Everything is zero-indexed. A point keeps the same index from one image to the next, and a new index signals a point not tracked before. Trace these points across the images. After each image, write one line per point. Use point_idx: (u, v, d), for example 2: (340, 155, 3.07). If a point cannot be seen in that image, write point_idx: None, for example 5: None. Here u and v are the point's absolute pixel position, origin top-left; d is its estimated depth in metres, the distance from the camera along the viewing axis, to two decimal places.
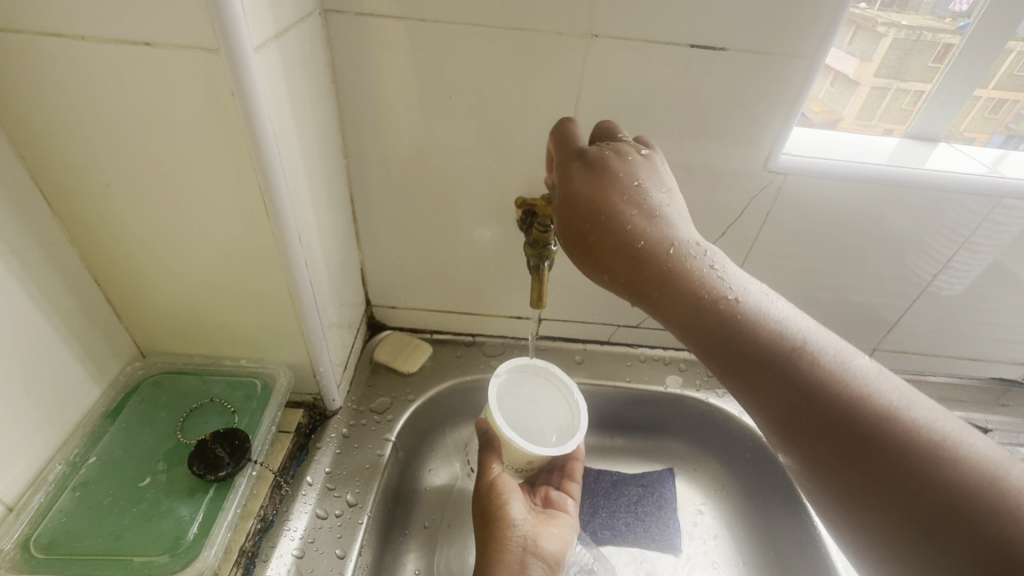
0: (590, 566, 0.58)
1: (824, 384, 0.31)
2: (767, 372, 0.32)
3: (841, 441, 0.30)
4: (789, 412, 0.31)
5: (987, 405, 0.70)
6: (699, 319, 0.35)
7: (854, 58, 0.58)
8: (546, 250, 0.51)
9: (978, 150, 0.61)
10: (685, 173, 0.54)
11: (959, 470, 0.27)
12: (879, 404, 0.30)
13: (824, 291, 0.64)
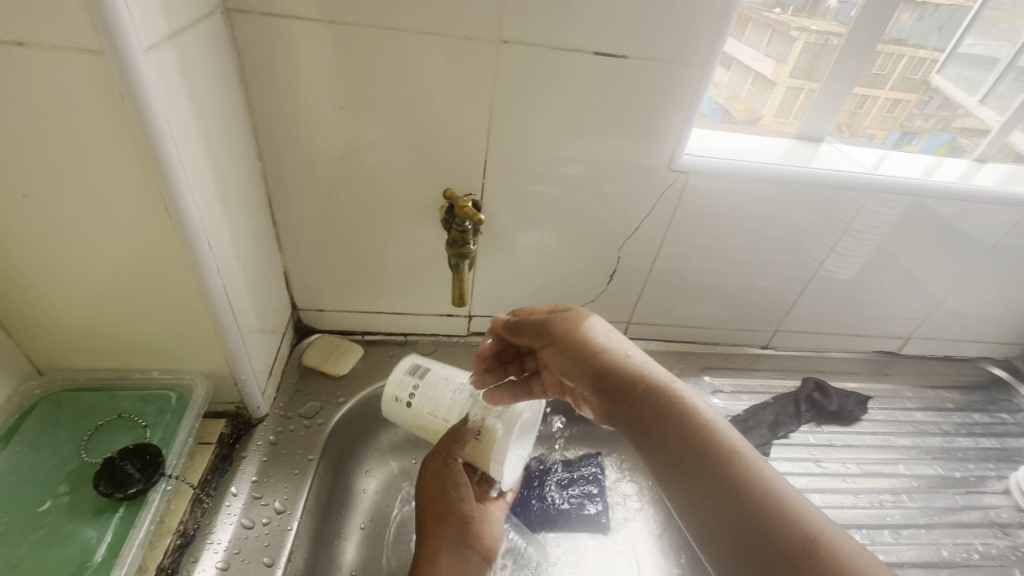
0: (523, 551, 0.61)
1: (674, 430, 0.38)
2: (637, 380, 0.42)
3: (690, 434, 0.38)
4: (709, 490, 0.35)
5: (871, 375, 0.79)
6: (615, 377, 0.43)
7: (771, 59, 0.65)
8: (466, 249, 0.52)
9: (864, 152, 0.69)
10: (598, 172, 0.57)
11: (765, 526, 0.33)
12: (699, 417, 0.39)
13: (734, 278, 0.69)
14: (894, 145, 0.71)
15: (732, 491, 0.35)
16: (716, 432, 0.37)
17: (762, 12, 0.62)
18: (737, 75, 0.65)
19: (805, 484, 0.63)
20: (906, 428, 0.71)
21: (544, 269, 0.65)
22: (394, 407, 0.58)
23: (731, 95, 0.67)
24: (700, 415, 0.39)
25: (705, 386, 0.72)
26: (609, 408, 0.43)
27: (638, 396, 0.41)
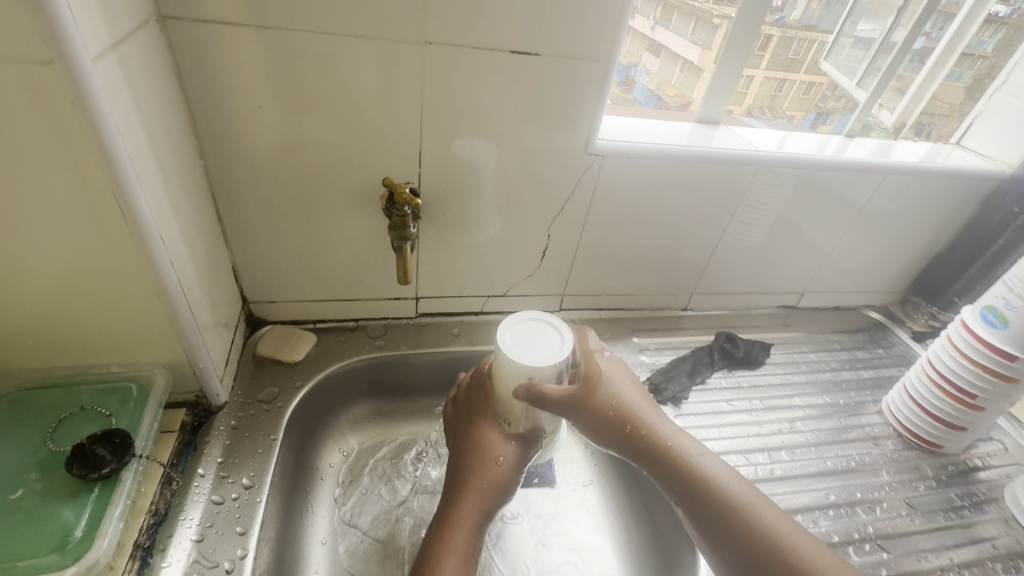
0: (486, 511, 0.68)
1: (702, 485, 0.53)
2: (675, 456, 0.55)
3: (722, 499, 0.52)
4: (730, 536, 0.51)
5: (775, 325, 0.91)
6: (659, 455, 0.56)
7: (697, 46, 0.74)
8: (407, 232, 0.56)
9: (765, 134, 0.79)
10: (523, 158, 0.63)
11: (763, 546, 0.49)
12: (719, 478, 0.53)
13: (655, 249, 0.78)
14: (811, 122, 0.85)
15: (752, 540, 0.50)
16: (737, 495, 0.52)
17: (687, 4, 0.72)
18: (665, 63, 0.76)
19: (718, 420, 0.71)
20: (803, 368, 0.83)
21: (482, 248, 0.71)
22: (519, 380, 0.52)
23: (664, 82, 0.78)
24: (726, 481, 0.53)
25: (634, 346, 0.81)
26: (652, 471, 0.57)
27: (666, 455, 0.56)
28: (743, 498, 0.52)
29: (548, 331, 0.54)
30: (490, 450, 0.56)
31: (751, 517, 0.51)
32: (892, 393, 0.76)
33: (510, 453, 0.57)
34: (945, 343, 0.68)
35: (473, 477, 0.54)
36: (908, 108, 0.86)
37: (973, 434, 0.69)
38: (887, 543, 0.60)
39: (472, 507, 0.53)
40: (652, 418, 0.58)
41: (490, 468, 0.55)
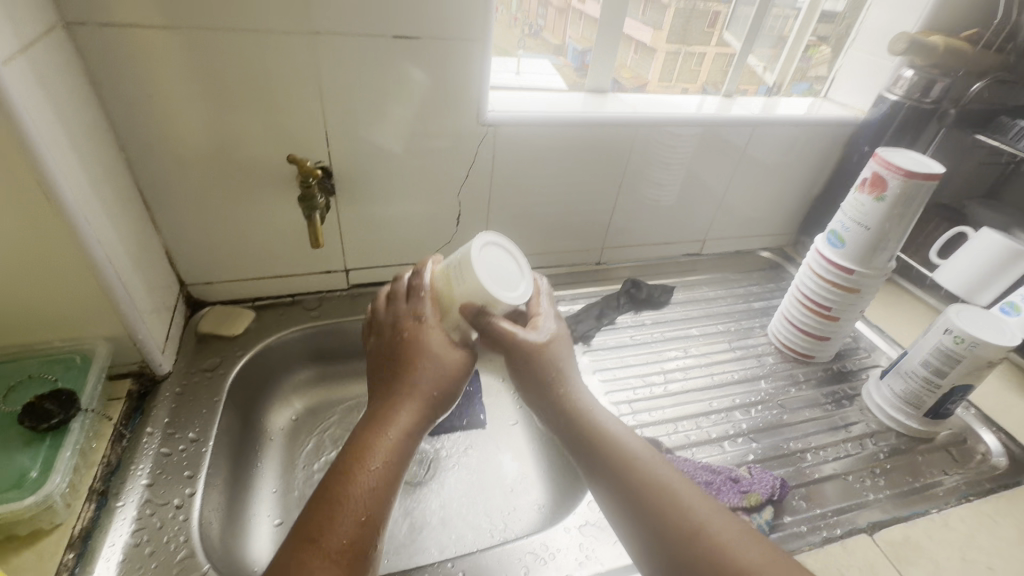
0: (425, 453, 0.76)
1: (630, 468, 0.51)
2: (600, 433, 0.54)
3: (630, 472, 0.51)
4: (652, 529, 0.48)
5: (681, 271, 1.01)
6: (585, 428, 0.54)
7: (649, 27, 0.89)
8: (315, 202, 0.63)
9: (676, 100, 0.90)
10: (422, 132, 0.71)
11: (688, 523, 0.46)
12: (646, 464, 0.51)
13: (561, 209, 0.87)
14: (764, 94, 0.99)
15: (655, 515, 0.48)
16: (645, 468, 0.51)
17: None
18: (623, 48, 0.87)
19: (622, 353, 0.81)
20: (703, 305, 0.93)
21: (401, 220, 0.79)
22: (472, 298, 0.53)
23: (621, 66, 0.90)
24: (655, 476, 0.50)
25: (551, 299, 0.90)
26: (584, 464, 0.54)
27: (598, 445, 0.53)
28: (656, 476, 0.50)
29: (524, 275, 0.57)
30: (430, 348, 0.53)
31: (657, 491, 0.49)
32: (773, 320, 0.87)
33: (450, 356, 0.53)
34: (803, 267, 0.79)
35: (410, 382, 0.51)
36: (790, 53, 0.96)
37: (836, 342, 0.80)
38: (757, 436, 0.70)
39: (405, 424, 0.49)
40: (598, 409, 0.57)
41: (428, 371, 0.52)
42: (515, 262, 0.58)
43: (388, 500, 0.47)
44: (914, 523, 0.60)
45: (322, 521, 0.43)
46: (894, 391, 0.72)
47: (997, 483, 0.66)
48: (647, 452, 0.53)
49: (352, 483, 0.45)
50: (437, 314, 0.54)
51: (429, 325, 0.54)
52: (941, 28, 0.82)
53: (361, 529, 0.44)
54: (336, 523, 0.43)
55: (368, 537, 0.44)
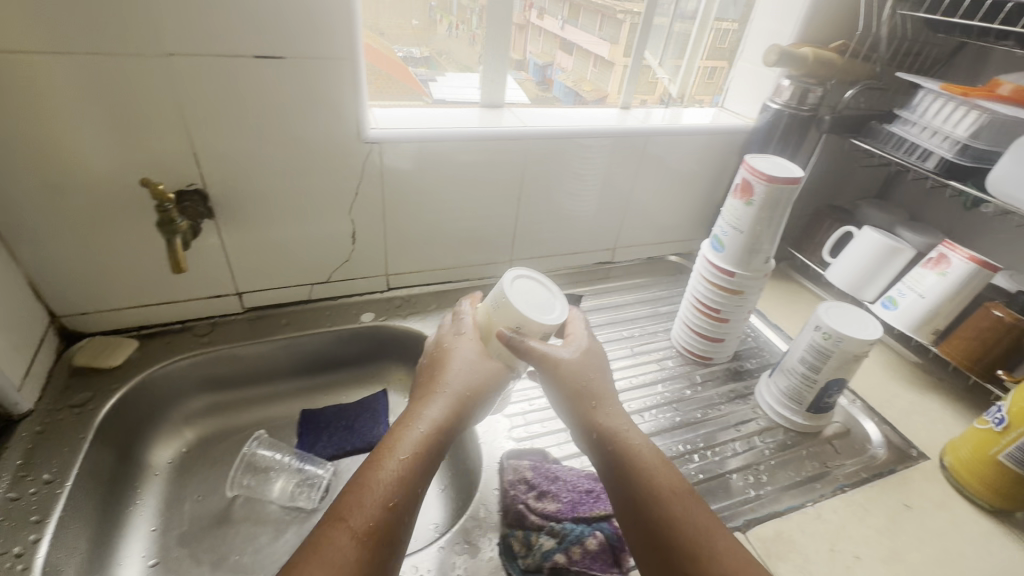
0: (320, 479, 0.74)
1: (666, 507, 0.48)
2: (634, 457, 0.52)
3: (657, 504, 0.49)
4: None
5: (593, 279, 1.03)
6: (623, 451, 0.52)
7: (607, 41, 0.96)
8: (175, 226, 0.61)
9: (575, 114, 0.93)
10: (302, 151, 0.70)
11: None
12: (682, 501, 0.49)
13: (462, 223, 0.87)
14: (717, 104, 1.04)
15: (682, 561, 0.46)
16: (677, 508, 0.48)
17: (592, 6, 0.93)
18: (580, 61, 0.97)
19: None
20: (604, 313, 0.96)
21: (292, 240, 0.77)
22: (505, 323, 0.57)
23: (581, 79, 0.99)
24: (688, 518, 0.48)
25: None
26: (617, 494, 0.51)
27: (640, 475, 0.51)
28: (688, 509, 0.49)
29: (556, 302, 0.60)
30: (461, 355, 0.58)
31: (681, 528, 0.47)
32: (675, 325, 0.88)
33: (476, 367, 0.57)
34: (693, 272, 0.81)
35: (436, 393, 0.55)
36: (687, 72, 1.02)
37: (730, 343, 0.82)
38: (649, 440, 0.71)
39: (436, 422, 0.52)
40: (635, 436, 0.54)
41: (456, 382, 0.55)
42: (552, 296, 0.61)
43: (416, 499, 0.48)
44: (789, 517, 0.61)
45: (347, 504, 0.45)
46: (780, 389, 0.74)
47: (873, 473, 0.68)
48: (684, 484, 0.51)
49: (378, 474, 0.47)
50: (474, 332, 0.60)
51: (467, 337, 0.60)
52: (814, 40, 0.87)
53: (381, 520, 0.45)
54: (355, 511, 0.44)
55: (393, 529, 0.45)
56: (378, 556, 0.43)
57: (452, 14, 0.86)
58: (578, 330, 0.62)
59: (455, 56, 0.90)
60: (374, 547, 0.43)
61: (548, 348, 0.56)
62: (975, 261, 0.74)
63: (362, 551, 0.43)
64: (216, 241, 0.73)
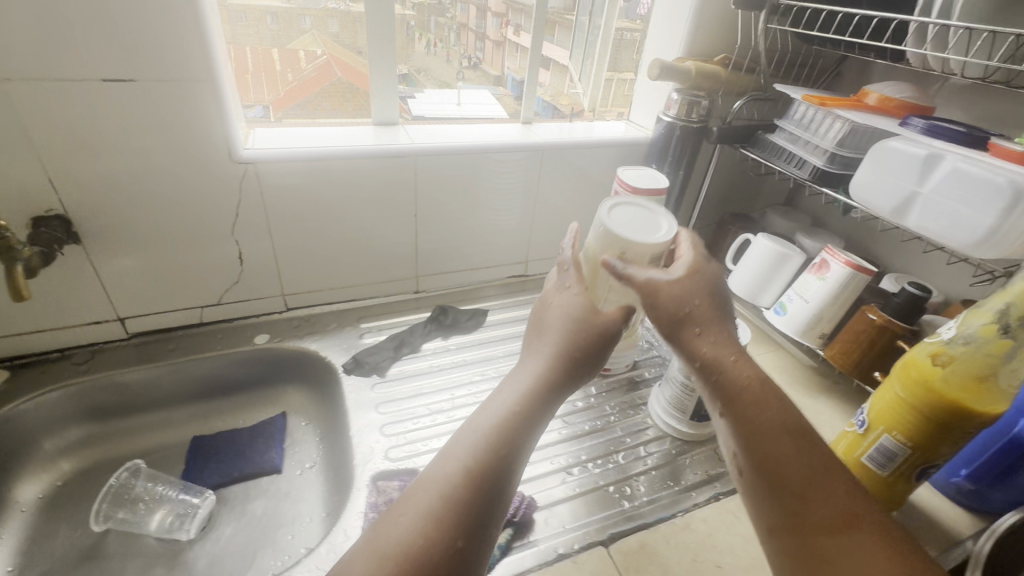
0: (194, 510, 0.71)
1: (778, 443, 0.47)
2: (745, 392, 0.49)
3: (773, 442, 0.47)
4: (784, 514, 0.45)
5: (507, 291, 1.04)
6: (729, 384, 0.49)
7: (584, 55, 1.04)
8: (16, 252, 0.61)
9: (476, 129, 0.93)
10: (170, 173, 0.69)
11: (816, 515, 0.44)
12: (790, 434, 0.47)
13: (359, 240, 0.87)
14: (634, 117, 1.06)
15: (784, 499, 0.45)
16: (784, 443, 0.46)
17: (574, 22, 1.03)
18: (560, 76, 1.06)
19: (420, 379, 0.80)
20: (517, 325, 0.93)
21: (173, 263, 0.76)
22: (610, 255, 0.57)
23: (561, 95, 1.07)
24: (795, 454, 0.46)
25: (358, 331, 0.88)
26: (731, 423, 0.49)
27: (749, 406, 0.48)
28: (800, 449, 0.46)
29: (651, 227, 0.61)
30: (560, 304, 0.53)
31: (793, 467, 0.46)
32: None
33: (577, 303, 0.54)
34: None
35: (545, 336, 0.51)
36: (592, 84, 1.07)
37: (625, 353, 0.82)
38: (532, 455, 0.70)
39: (536, 369, 0.49)
40: (745, 364, 0.50)
41: (559, 321, 0.52)
42: (656, 216, 0.63)
43: (527, 442, 0.45)
44: (655, 529, 0.61)
45: (455, 453, 0.43)
46: (666, 398, 0.74)
47: None
48: (796, 424, 0.48)
49: (486, 420, 0.45)
50: (581, 281, 0.56)
51: (572, 290, 0.55)
52: (700, 54, 0.89)
53: (491, 462, 0.42)
54: (462, 449, 0.43)
55: (500, 477, 0.42)
56: (486, 499, 0.41)
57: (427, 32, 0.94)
58: (686, 253, 0.58)
59: (433, 73, 1.01)
60: (484, 489, 0.41)
61: (649, 275, 0.55)
62: (850, 265, 0.76)
63: (471, 491, 0.40)
64: (101, 267, 0.72)
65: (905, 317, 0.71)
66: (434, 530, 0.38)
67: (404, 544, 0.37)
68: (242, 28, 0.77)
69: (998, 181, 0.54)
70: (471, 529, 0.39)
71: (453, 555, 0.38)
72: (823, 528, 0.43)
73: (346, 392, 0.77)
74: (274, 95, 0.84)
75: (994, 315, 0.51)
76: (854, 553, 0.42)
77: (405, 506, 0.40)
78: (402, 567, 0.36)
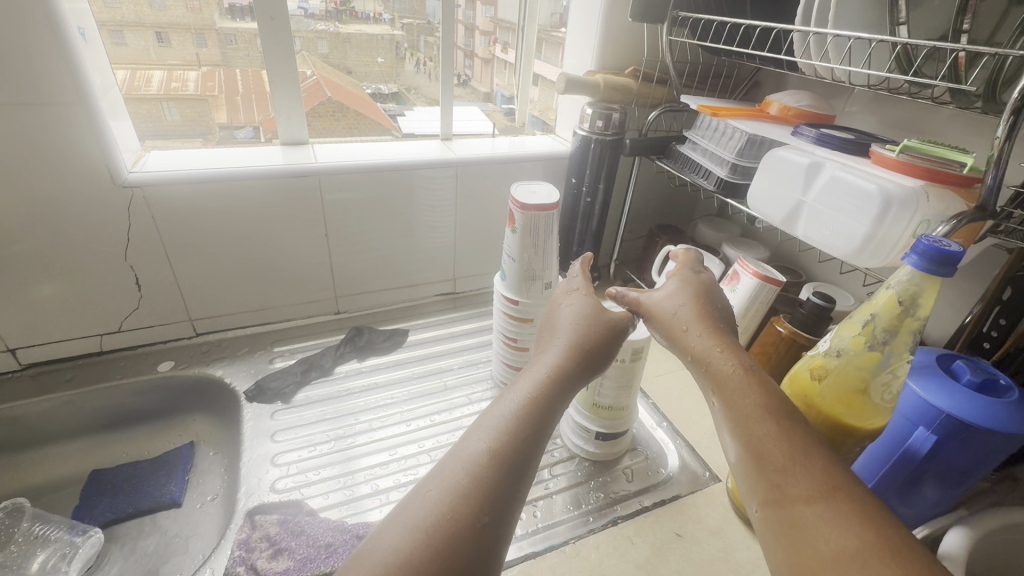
0: (74, 548, 0.67)
1: (768, 418, 0.43)
2: (734, 377, 0.47)
3: (752, 422, 0.43)
4: (769, 493, 0.40)
5: (438, 308, 1.02)
6: (716, 372, 0.48)
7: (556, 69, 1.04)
8: None
9: (393, 145, 0.92)
10: (50, 200, 0.67)
11: (798, 486, 0.39)
12: (779, 413, 0.44)
13: (267, 263, 0.84)
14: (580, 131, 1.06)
15: (769, 476, 0.41)
16: (772, 420, 0.43)
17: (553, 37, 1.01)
18: (543, 90, 1.06)
19: (326, 404, 0.78)
20: (436, 346, 0.92)
21: (62, 290, 0.74)
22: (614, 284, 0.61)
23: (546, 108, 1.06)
24: (785, 430, 0.42)
25: (269, 356, 0.86)
26: (723, 411, 0.46)
27: (739, 387, 0.46)
28: (780, 427, 0.43)
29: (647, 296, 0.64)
30: (572, 308, 0.56)
31: (774, 443, 0.42)
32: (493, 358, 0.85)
33: (588, 304, 0.56)
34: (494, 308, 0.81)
35: (564, 332, 0.53)
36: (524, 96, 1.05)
37: None
38: None
39: (554, 361, 0.49)
40: (737, 352, 0.49)
41: (572, 319, 0.54)
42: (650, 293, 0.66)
43: (547, 424, 0.45)
44: (543, 558, 0.58)
45: (465, 438, 0.43)
46: (571, 419, 0.72)
47: (654, 501, 0.66)
48: (779, 405, 0.44)
49: (502, 404, 0.45)
50: (588, 286, 0.59)
51: (580, 294, 0.58)
52: (610, 68, 0.89)
53: (515, 442, 0.42)
54: (483, 431, 0.43)
55: (520, 460, 0.41)
56: (511, 476, 0.40)
57: (419, 52, 0.96)
58: (683, 267, 0.61)
59: (423, 91, 1.01)
60: (510, 467, 0.41)
61: (644, 294, 0.58)
62: (758, 276, 0.74)
63: (495, 468, 0.40)
64: (23, 295, 0.72)
65: (812, 329, 0.69)
66: (460, 504, 0.38)
67: (433, 515, 0.37)
68: (233, 52, 0.82)
69: (870, 188, 0.54)
70: (484, 511, 0.38)
71: (478, 528, 0.37)
72: (802, 498, 0.39)
73: (246, 420, 0.74)
74: (263, 116, 0.86)
75: (861, 326, 0.51)
76: (830, 517, 0.37)
77: (429, 483, 0.40)
78: (430, 535, 0.36)
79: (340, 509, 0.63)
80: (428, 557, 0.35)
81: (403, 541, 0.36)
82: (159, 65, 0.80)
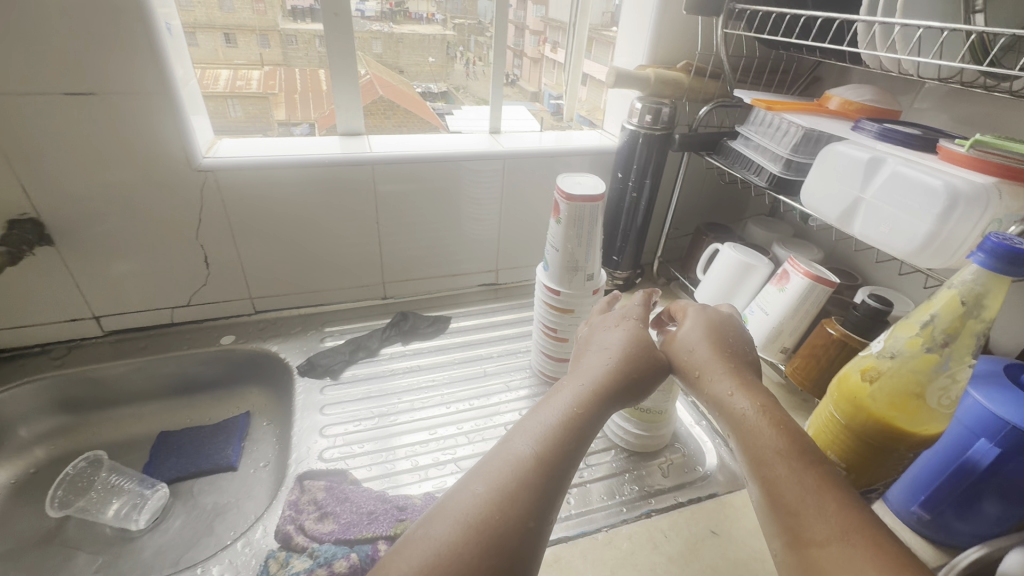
0: (143, 500, 0.75)
1: (784, 460, 0.43)
2: (751, 418, 0.46)
3: (765, 465, 0.43)
4: (785, 534, 0.39)
5: (479, 298, 1.04)
6: (734, 415, 0.48)
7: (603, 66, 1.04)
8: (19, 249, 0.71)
9: (439, 137, 0.94)
10: (134, 180, 0.73)
11: (812, 527, 0.39)
12: (797, 456, 0.43)
13: (321, 247, 0.89)
14: None
15: (785, 518, 0.40)
16: (789, 462, 0.42)
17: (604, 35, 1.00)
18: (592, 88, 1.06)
19: (372, 383, 0.82)
20: (477, 334, 0.94)
21: (140, 265, 0.80)
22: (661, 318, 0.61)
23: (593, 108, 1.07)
24: (804, 472, 0.42)
25: (320, 336, 0.91)
26: (742, 452, 0.45)
27: (759, 429, 0.45)
28: (793, 469, 0.42)
29: None
30: (612, 329, 0.57)
31: (788, 485, 0.41)
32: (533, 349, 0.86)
33: (628, 330, 0.56)
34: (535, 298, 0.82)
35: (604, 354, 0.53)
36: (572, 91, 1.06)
37: None
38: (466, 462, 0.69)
39: (591, 380, 0.50)
40: (760, 395, 0.49)
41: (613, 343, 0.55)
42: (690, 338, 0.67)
43: (587, 438, 0.46)
44: (574, 543, 0.59)
45: (506, 442, 0.44)
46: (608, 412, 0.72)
47: (688, 498, 0.66)
48: (794, 447, 0.44)
49: (535, 418, 0.46)
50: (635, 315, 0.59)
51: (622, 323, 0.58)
52: (662, 62, 0.88)
53: (560, 450, 0.43)
54: (525, 437, 0.44)
55: (560, 471, 0.43)
56: (555, 486, 0.42)
57: (470, 51, 0.98)
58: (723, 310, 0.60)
59: (472, 90, 1.02)
60: (555, 475, 0.42)
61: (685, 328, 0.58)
62: (809, 276, 0.72)
63: (542, 474, 0.42)
64: (109, 267, 0.79)
65: (865, 333, 0.67)
66: (509, 505, 0.39)
67: (481, 512, 0.39)
68: (292, 51, 0.87)
69: (934, 184, 0.51)
70: (529, 512, 0.39)
71: (525, 532, 0.39)
72: (816, 541, 0.38)
73: (297, 394, 0.79)
74: (319, 114, 0.91)
75: (918, 328, 0.49)
76: (844, 562, 0.36)
77: (474, 481, 0.42)
78: (480, 531, 0.38)
79: (382, 482, 0.66)
80: (479, 551, 0.37)
81: (453, 534, 0.38)
82: (226, 64, 0.86)
